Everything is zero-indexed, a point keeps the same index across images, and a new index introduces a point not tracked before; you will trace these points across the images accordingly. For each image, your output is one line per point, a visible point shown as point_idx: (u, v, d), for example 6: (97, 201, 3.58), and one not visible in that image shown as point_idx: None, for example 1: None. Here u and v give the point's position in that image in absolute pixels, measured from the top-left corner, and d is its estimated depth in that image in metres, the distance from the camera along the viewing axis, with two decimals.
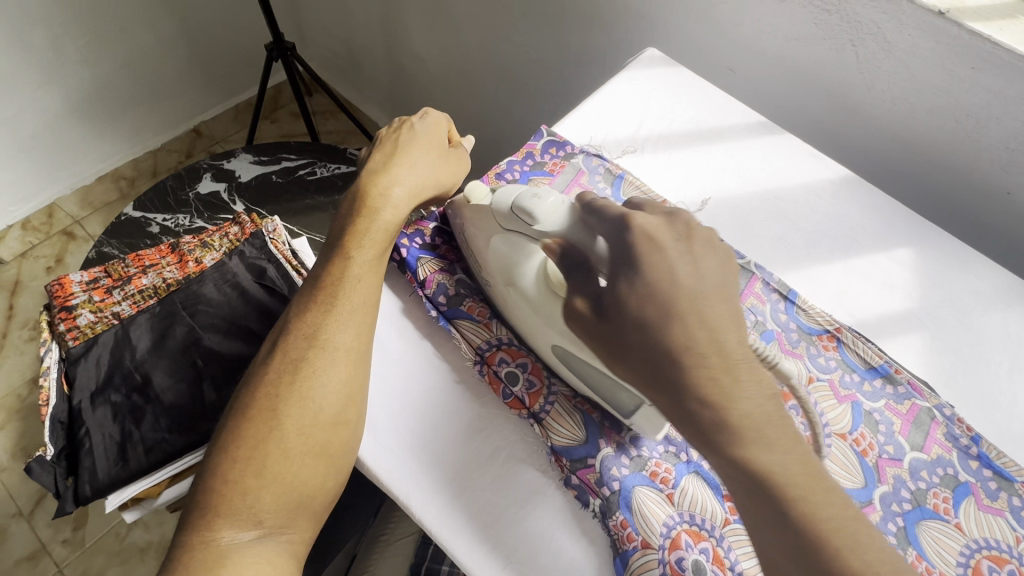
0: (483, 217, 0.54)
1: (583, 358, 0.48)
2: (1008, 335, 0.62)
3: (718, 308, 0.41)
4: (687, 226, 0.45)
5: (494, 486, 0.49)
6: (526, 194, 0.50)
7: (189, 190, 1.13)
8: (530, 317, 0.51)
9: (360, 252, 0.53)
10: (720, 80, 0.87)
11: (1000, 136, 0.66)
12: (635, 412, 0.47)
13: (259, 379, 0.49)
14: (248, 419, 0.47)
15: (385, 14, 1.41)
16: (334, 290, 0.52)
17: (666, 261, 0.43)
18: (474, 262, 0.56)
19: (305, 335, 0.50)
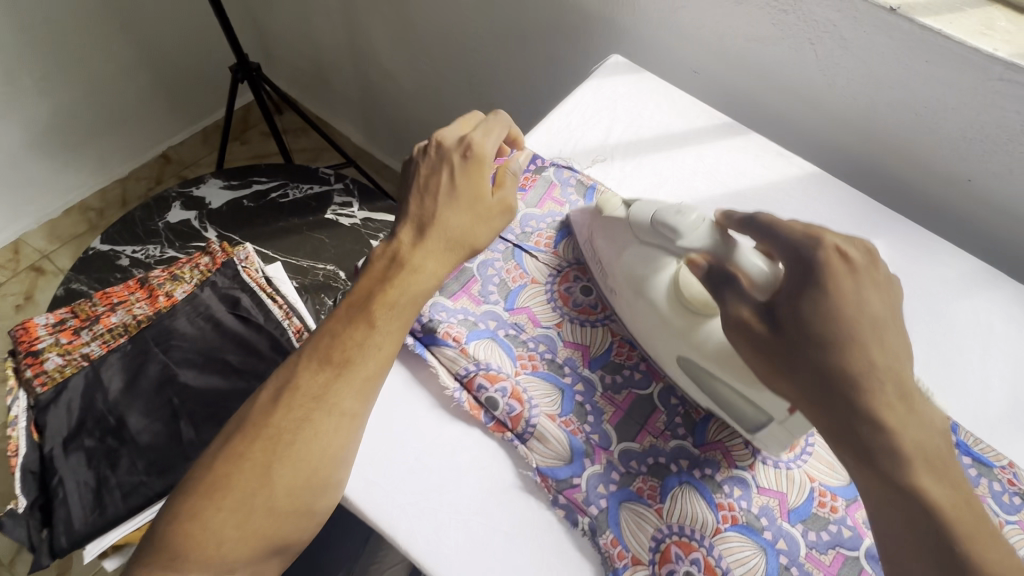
0: (614, 224, 0.56)
1: (719, 377, 0.49)
2: (977, 321, 0.63)
3: (893, 341, 0.43)
4: (869, 249, 0.47)
5: (481, 513, 0.48)
6: (668, 209, 0.53)
7: (158, 220, 1.10)
8: (658, 328, 0.52)
9: (385, 322, 0.50)
10: (685, 82, 0.88)
11: (958, 126, 0.67)
12: (761, 428, 0.48)
13: (251, 423, 0.46)
14: (240, 472, 0.44)
15: (350, 30, 1.40)
16: (350, 352, 0.49)
17: (850, 290, 0.44)
18: (597, 268, 0.58)
19: (312, 396, 0.47)
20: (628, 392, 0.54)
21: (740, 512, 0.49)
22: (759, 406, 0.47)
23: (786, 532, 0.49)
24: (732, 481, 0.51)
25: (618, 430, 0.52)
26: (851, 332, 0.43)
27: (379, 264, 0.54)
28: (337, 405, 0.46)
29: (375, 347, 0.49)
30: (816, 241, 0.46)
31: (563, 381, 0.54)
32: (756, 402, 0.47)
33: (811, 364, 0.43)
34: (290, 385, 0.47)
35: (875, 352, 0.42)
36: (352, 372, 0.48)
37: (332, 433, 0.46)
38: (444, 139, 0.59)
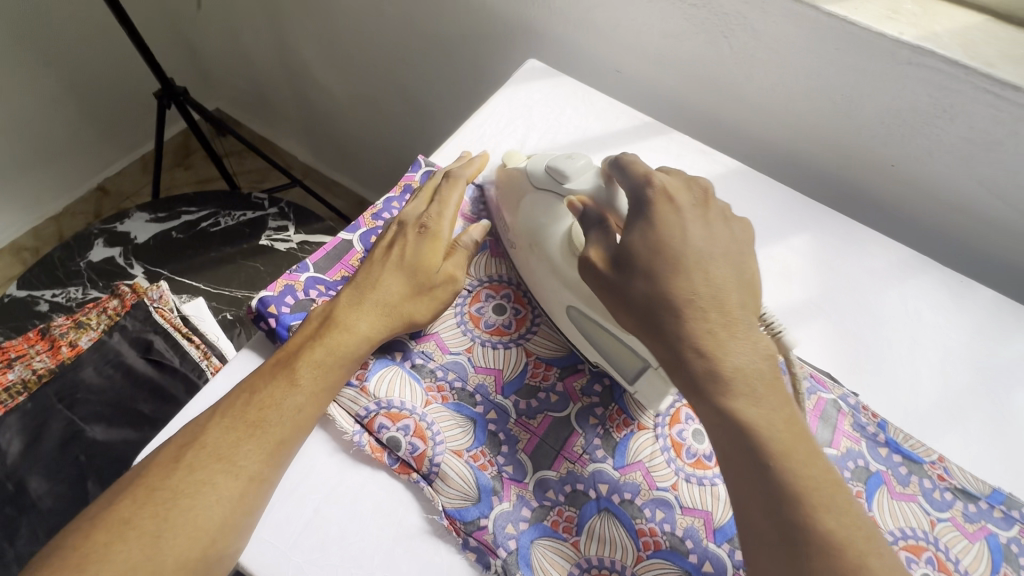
0: (515, 179, 0.59)
1: (598, 320, 0.51)
2: (906, 310, 0.62)
3: (722, 269, 0.45)
4: (705, 190, 0.50)
5: (385, 563, 0.45)
6: (559, 157, 0.55)
7: (81, 260, 1.05)
8: (547, 276, 0.54)
9: (306, 382, 0.46)
10: (609, 82, 0.85)
11: (875, 112, 0.66)
12: (638, 376, 0.50)
13: (141, 485, 0.41)
14: (124, 542, 0.39)
15: (280, 47, 1.36)
16: (264, 412, 0.44)
17: (679, 220, 0.47)
18: (502, 226, 0.60)
19: (220, 456, 0.42)
20: (544, 416, 0.51)
21: (663, 537, 0.47)
22: (636, 352, 0.49)
23: (713, 554, 0.46)
24: (653, 503, 0.48)
25: (533, 460, 0.49)
26: (677, 261, 0.45)
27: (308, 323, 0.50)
28: (245, 468, 0.42)
29: (294, 410, 0.45)
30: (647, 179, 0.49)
31: (474, 411, 0.51)
32: (632, 347, 0.49)
33: (648, 294, 0.45)
34: (196, 443, 0.43)
35: (699, 282, 0.44)
36: (270, 430, 0.44)
37: (242, 497, 0.41)
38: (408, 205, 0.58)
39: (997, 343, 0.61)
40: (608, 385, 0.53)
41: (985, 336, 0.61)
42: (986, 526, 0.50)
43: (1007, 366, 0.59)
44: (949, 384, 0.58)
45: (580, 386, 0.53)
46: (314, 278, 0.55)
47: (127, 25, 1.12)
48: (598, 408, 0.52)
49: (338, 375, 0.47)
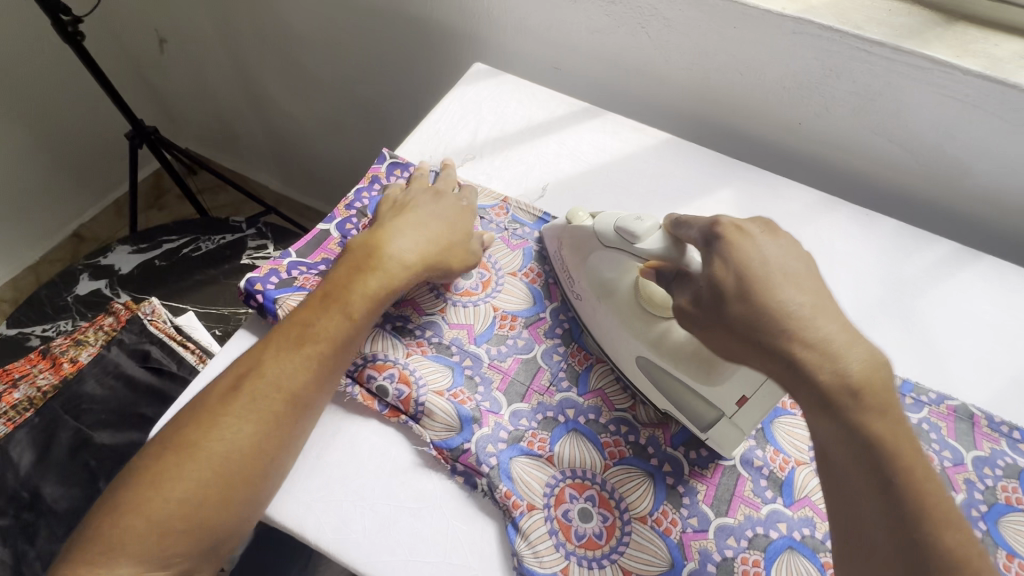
0: (581, 235, 0.59)
1: (671, 371, 0.53)
2: (821, 242, 0.71)
3: (811, 285, 0.44)
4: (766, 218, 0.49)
5: (384, 494, 0.51)
6: (628, 217, 0.54)
7: (68, 294, 1.09)
8: (617, 328, 0.56)
9: (357, 315, 0.52)
10: (549, 78, 0.95)
11: (775, 78, 0.77)
12: (711, 425, 0.52)
13: (203, 413, 0.47)
14: (193, 463, 0.45)
15: (245, 82, 1.43)
16: (320, 339, 0.50)
17: (755, 248, 0.45)
18: (567, 280, 0.61)
19: (275, 386, 0.48)
20: (513, 358, 0.58)
21: (626, 446, 0.54)
22: (710, 402, 0.52)
23: (671, 455, 0.54)
24: (616, 420, 0.56)
25: (506, 395, 0.56)
26: (767, 282, 0.43)
27: (347, 262, 0.56)
28: (299, 398, 0.49)
29: (343, 339, 0.51)
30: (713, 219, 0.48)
31: (452, 359, 0.58)
32: (705, 396, 0.52)
33: (749, 319, 0.43)
34: (255, 373, 0.48)
35: (795, 294, 0.43)
36: (321, 358, 0.50)
37: (292, 423, 0.48)
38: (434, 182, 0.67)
39: (901, 261, 0.70)
40: (567, 328, 0.61)
41: (890, 255, 0.70)
42: None
43: (911, 279, 0.69)
44: (862, 298, 0.67)
45: (543, 330, 0.61)
46: (296, 261, 0.61)
47: (95, 71, 1.18)
48: (560, 347, 0.60)
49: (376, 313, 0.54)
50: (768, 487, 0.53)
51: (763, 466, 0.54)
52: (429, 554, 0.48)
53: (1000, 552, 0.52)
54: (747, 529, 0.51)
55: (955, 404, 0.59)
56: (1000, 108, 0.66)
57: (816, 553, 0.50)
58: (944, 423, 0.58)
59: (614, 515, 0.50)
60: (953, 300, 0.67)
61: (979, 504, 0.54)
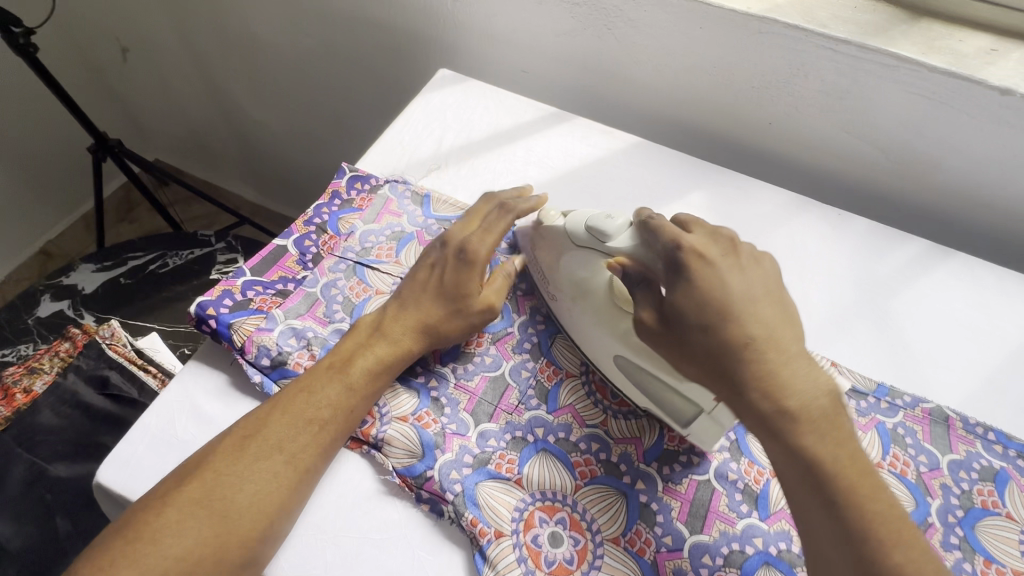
0: (553, 234, 0.58)
1: (650, 369, 0.52)
2: (794, 245, 0.70)
3: (768, 311, 0.48)
4: (730, 240, 0.52)
5: (346, 526, 0.49)
6: (598, 215, 0.55)
7: (28, 317, 1.05)
8: (594, 327, 0.55)
9: (360, 388, 0.51)
10: (518, 82, 0.93)
11: (744, 78, 0.75)
12: (692, 421, 0.50)
13: (209, 469, 0.46)
14: (194, 518, 0.44)
15: (212, 91, 1.40)
16: (321, 410, 0.50)
17: (717, 276, 0.49)
18: (542, 281, 0.60)
19: (281, 448, 0.47)
20: (481, 377, 0.57)
21: (598, 465, 0.52)
22: (689, 398, 0.50)
23: (644, 472, 0.52)
24: (587, 437, 0.54)
25: (474, 415, 0.54)
26: (731, 314, 0.47)
27: (355, 334, 0.55)
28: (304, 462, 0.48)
29: (347, 409, 0.50)
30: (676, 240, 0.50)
31: (417, 381, 0.56)
32: (683, 393, 0.50)
33: (709, 348, 0.47)
34: (259, 436, 0.47)
35: (750, 322, 0.47)
36: (325, 426, 0.49)
37: (297, 486, 0.47)
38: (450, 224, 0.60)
39: (875, 261, 0.69)
40: (535, 342, 0.60)
41: (863, 256, 0.70)
42: (875, 417, 0.58)
43: (885, 279, 0.68)
44: (835, 301, 0.66)
45: (511, 346, 0.59)
46: (251, 282, 0.59)
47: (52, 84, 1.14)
48: (529, 362, 0.58)
49: (382, 383, 0.53)
50: (743, 501, 0.51)
51: (737, 479, 0.52)
52: None
53: (978, 558, 0.51)
54: (722, 546, 0.49)
55: (930, 406, 0.58)
56: (966, 104, 0.66)
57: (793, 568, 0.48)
58: (919, 426, 0.57)
59: (586, 538, 0.49)
60: (926, 300, 0.67)
61: (955, 510, 0.53)
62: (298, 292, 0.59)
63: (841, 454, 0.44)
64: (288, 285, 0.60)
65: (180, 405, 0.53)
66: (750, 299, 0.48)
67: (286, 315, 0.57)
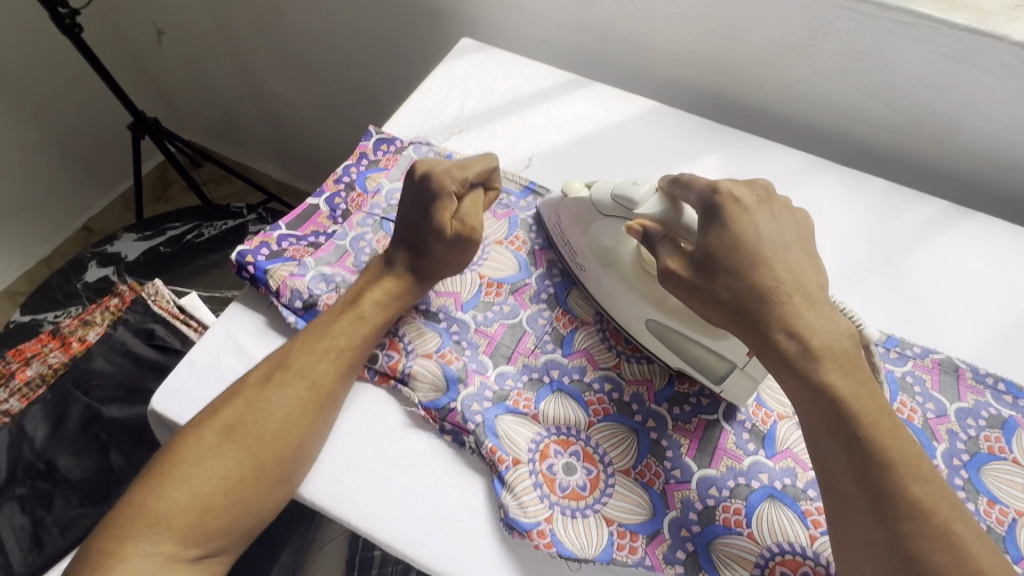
0: (579, 207, 0.60)
1: (687, 331, 0.54)
2: (808, 204, 0.72)
3: (797, 257, 0.50)
4: (765, 189, 0.53)
5: (375, 452, 0.53)
6: (624, 183, 0.56)
7: (77, 281, 1.12)
8: (625, 296, 0.57)
9: (365, 316, 0.55)
10: (537, 52, 0.95)
11: (762, 41, 0.76)
12: (725, 378, 0.53)
13: (241, 397, 0.50)
14: (233, 443, 0.48)
15: (242, 70, 1.44)
16: (334, 339, 0.53)
17: (753, 223, 0.50)
18: (565, 251, 0.63)
19: (303, 375, 0.51)
20: (499, 323, 0.60)
21: (611, 404, 0.55)
22: (721, 354, 0.53)
23: (655, 412, 0.55)
24: (600, 379, 0.57)
25: (493, 357, 0.57)
26: (760, 257, 0.49)
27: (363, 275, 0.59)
28: (324, 386, 0.51)
29: (360, 337, 0.54)
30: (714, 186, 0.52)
31: (439, 325, 0.59)
32: (717, 351, 0.53)
33: None
34: (284, 366, 0.52)
35: (779, 269, 0.48)
36: (340, 353, 0.53)
37: (321, 410, 0.51)
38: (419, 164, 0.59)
39: (889, 220, 0.70)
40: (552, 292, 0.62)
41: (878, 215, 0.70)
42: (884, 365, 0.59)
43: (899, 238, 0.69)
44: (848, 259, 0.67)
45: (529, 296, 0.62)
46: (286, 233, 0.63)
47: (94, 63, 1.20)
48: (545, 311, 0.61)
49: (386, 309, 0.56)
50: (750, 440, 0.54)
51: (746, 420, 0.55)
52: (419, 507, 0.50)
53: (982, 499, 0.52)
54: (729, 479, 0.52)
55: (940, 357, 0.59)
56: (986, 62, 0.66)
57: (797, 501, 0.51)
58: (929, 375, 0.59)
59: (598, 468, 0.52)
60: (942, 258, 0.67)
61: (960, 454, 0.54)
62: (328, 244, 0.63)
63: (860, 387, 0.45)
64: (320, 237, 0.64)
65: (223, 343, 0.58)
66: (779, 245, 0.50)
67: (318, 263, 0.61)
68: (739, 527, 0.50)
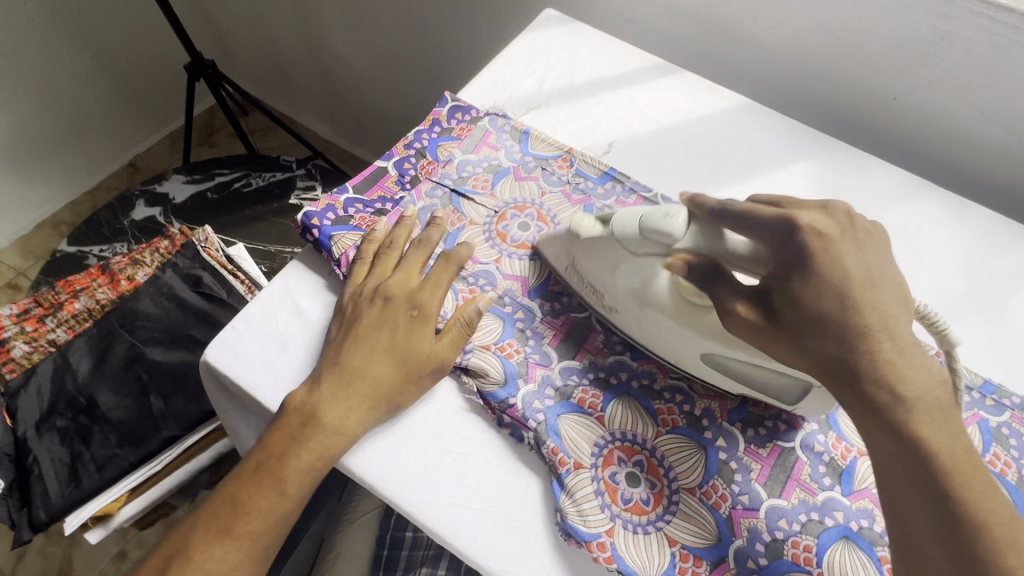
0: (598, 246, 0.51)
1: (745, 360, 0.47)
2: (906, 227, 0.66)
3: (886, 295, 0.42)
4: (847, 215, 0.45)
5: (430, 436, 0.50)
6: (654, 214, 0.47)
7: (124, 218, 1.12)
8: (677, 332, 0.49)
9: (385, 363, 0.49)
10: (621, 31, 0.89)
11: (876, 43, 0.70)
12: (801, 399, 0.48)
13: (272, 450, 0.46)
14: (265, 497, 0.45)
15: (302, 21, 1.40)
16: (353, 382, 0.48)
17: (842, 260, 0.42)
18: (588, 291, 0.54)
19: (336, 428, 0.47)
20: (567, 316, 0.56)
21: (681, 416, 0.52)
22: (790, 377, 0.47)
23: (726, 431, 0.52)
24: (671, 388, 0.53)
25: (558, 351, 0.54)
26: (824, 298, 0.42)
27: (374, 262, 0.55)
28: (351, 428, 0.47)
29: (384, 381, 0.49)
30: (790, 220, 0.44)
31: (505, 310, 0.55)
32: (779, 369, 0.47)
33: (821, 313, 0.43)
34: (316, 419, 0.47)
35: (893, 299, 0.42)
36: (374, 401, 0.48)
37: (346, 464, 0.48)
38: (390, 227, 0.57)
39: (992, 254, 0.64)
40: None
41: (983, 248, 0.65)
42: (978, 413, 0.54)
43: (1003, 274, 0.63)
44: (945, 290, 0.62)
45: None
46: (353, 199, 0.60)
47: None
48: None
49: (412, 351, 0.50)
50: (826, 474, 0.50)
51: (824, 452, 0.51)
52: (472, 499, 0.48)
53: None
54: (801, 513, 0.48)
55: None
56: None
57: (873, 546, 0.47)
58: None
59: (662, 484, 0.49)
60: None
61: None
62: (395, 213, 0.60)
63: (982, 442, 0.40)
64: (386, 205, 0.61)
65: (281, 301, 0.56)
66: (868, 280, 0.42)
67: None
68: (808, 566, 0.46)
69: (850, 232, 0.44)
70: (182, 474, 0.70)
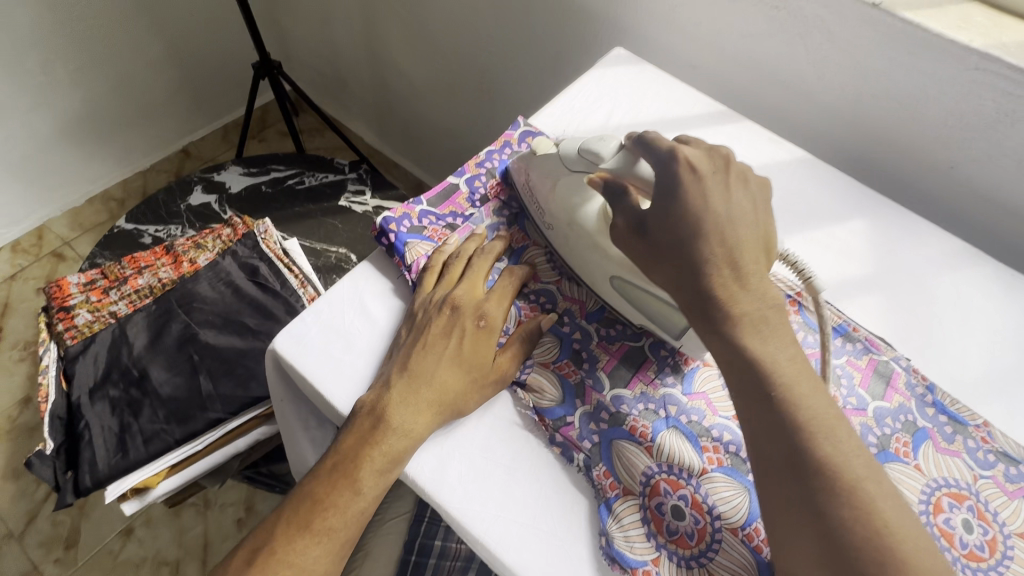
0: (550, 162, 0.59)
1: (641, 288, 0.53)
2: (957, 295, 0.67)
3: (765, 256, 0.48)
4: (725, 158, 0.51)
5: (483, 446, 0.51)
6: (593, 139, 0.56)
7: (181, 202, 1.16)
8: (591, 255, 0.56)
9: (454, 373, 0.51)
10: (683, 76, 0.93)
11: (938, 115, 0.72)
12: (684, 332, 0.52)
13: (344, 449, 0.48)
14: (340, 491, 0.47)
15: (367, 33, 1.46)
16: (419, 387, 0.50)
17: (702, 192, 0.49)
18: (535, 209, 0.61)
19: (403, 431, 0.49)
20: (622, 344, 0.57)
21: (726, 455, 0.50)
22: (676, 309, 0.51)
23: None
24: (720, 426, 0.52)
25: (611, 377, 0.54)
26: None
27: (443, 272, 0.57)
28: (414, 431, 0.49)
29: (449, 390, 0.50)
30: (674, 152, 0.50)
31: (563, 330, 0.57)
32: (672, 304, 0.51)
33: None
34: (388, 422, 0.48)
35: None
36: (443, 409, 0.50)
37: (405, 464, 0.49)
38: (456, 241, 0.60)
39: None
40: None
41: None
42: None
43: None
44: (994, 362, 0.63)
45: None
46: (426, 211, 0.63)
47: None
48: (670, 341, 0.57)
49: (478, 364, 0.52)
50: None
51: None
52: (519, 514, 0.49)
53: None
54: None
55: None
56: None
57: None
58: None
59: (706, 520, 0.48)
60: None
61: None
62: (464, 228, 0.63)
63: None
64: (456, 220, 0.64)
65: (350, 301, 0.58)
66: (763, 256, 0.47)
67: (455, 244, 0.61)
68: None
69: (725, 177, 0.50)
70: (219, 456, 0.70)
